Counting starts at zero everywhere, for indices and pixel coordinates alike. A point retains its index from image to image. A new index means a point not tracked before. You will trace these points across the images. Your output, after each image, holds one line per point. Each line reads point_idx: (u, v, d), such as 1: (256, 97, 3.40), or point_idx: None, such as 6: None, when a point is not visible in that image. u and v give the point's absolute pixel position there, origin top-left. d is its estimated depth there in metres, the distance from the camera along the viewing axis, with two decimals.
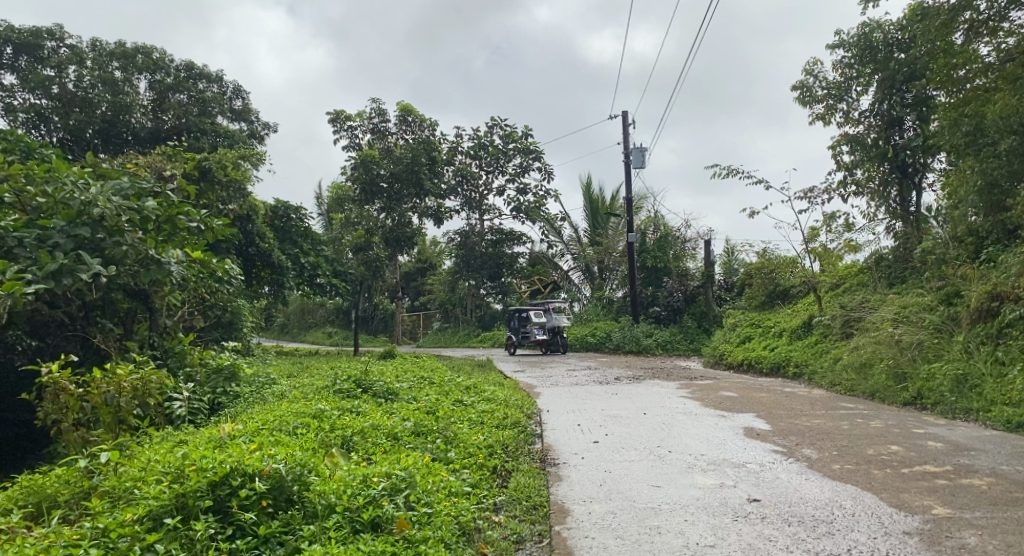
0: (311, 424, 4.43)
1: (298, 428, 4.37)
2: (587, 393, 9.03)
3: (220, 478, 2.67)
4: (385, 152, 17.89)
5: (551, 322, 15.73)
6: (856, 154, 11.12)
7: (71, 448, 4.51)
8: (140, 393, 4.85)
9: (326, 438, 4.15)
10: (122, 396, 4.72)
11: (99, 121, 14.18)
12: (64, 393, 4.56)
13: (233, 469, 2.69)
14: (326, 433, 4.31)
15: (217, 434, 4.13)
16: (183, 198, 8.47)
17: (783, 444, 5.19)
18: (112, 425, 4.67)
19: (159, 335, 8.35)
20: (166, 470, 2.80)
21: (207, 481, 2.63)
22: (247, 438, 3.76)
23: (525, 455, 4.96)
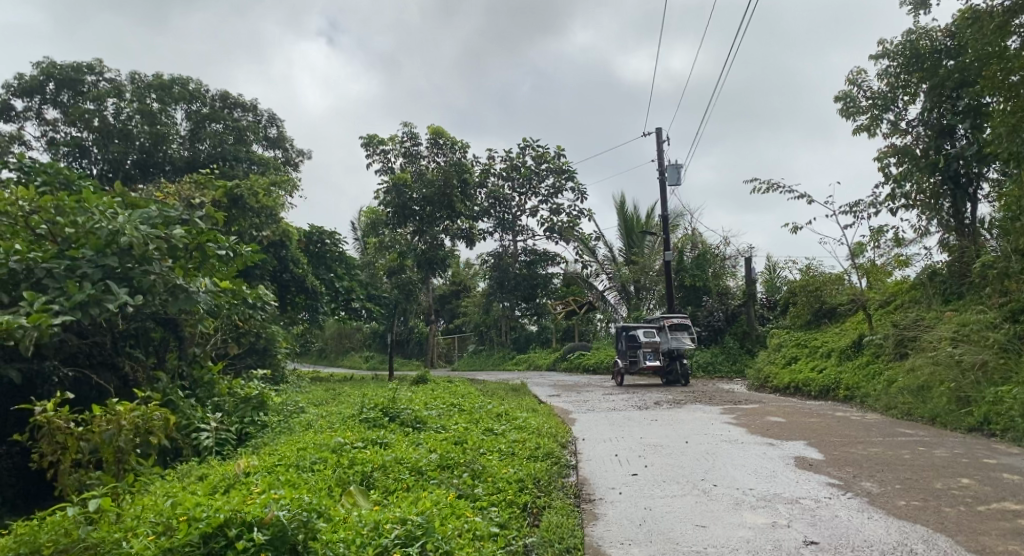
0: (330, 459, 4.21)
1: (317, 464, 4.16)
2: (625, 419, 8.65)
3: (214, 530, 2.45)
4: (418, 175, 17.72)
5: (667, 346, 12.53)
6: (905, 165, 10.63)
7: (68, 493, 4.35)
8: (142, 430, 4.71)
9: (345, 474, 3.93)
10: (122, 435, 4.53)
11: (138, 151, 14.47)
12: (60, 432, 4.42)
13: (229, 519, 2.47)
14: (344, 468, 4.09)
15: (230, 474, 3.94)
16: (212, 226, 8.47)
17: (839, 477, 4.76)
18: (114, 466, 4.51)
19: (189, 363, 8.28)
20: (158, 521, 2.59)
21: (199, 533, 2.42)
22: (257, 480, 3.55)
23: (558, 489, 4.65)
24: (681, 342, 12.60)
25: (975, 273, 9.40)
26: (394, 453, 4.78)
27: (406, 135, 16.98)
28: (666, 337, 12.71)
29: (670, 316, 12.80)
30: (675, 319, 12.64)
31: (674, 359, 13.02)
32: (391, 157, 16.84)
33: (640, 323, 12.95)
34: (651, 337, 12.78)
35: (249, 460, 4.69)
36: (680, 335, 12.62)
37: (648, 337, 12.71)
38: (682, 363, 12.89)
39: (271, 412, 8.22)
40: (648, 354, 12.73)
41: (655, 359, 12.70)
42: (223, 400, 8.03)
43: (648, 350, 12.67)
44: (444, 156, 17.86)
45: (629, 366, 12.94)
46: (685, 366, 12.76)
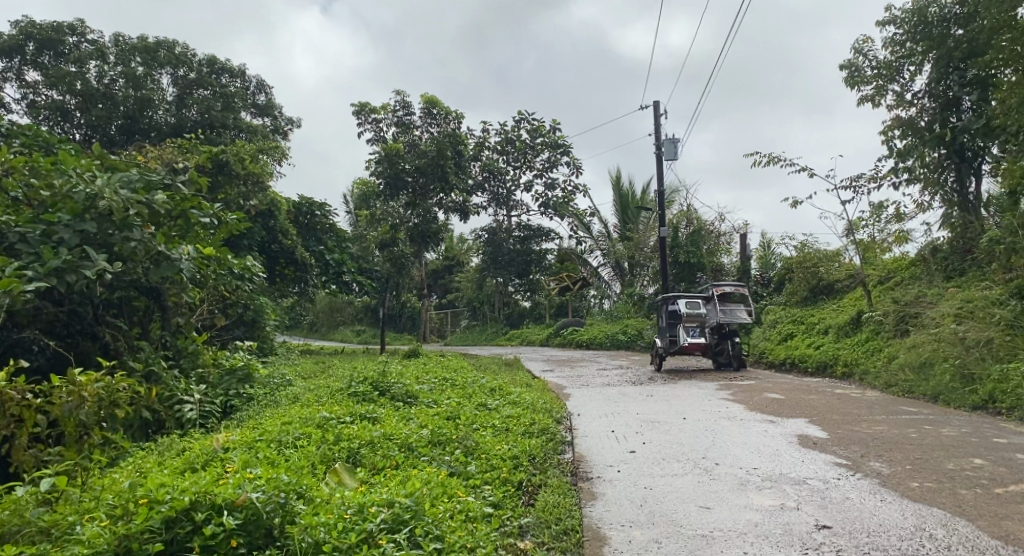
0: (313, 435, 3.97)
1: (300, 440, 3.93)
2: (620, 394, 8.47)
3: (177, 514, 2.22)
4: (410, 146, 17.22)
5: (719, 321, 10.48)
6: (908, 138, 10.41)
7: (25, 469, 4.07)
8: (106, 403, 4.52)
9: (330, 451, 3.72)
10: (83, 408, 4.30)
11: (122, 116, 14.03)
12: (15, 404, 4.04)
13: (195, 503, 2.25)
14: (329, 445, 3.86)
15: (207, 452, 3.69)
16: (195, 191, 8.15)
17: (845, 456, 4.59)
18: (74, 443, 4.30)
19: (172, 334, 8.02)
20: (116, 503, 2.36)
21: (160, 518, 2.18)
22: (234, 458, 3.31)
23: (555, 467, 4.48)
24: (735, 317, 10.53)
25: (981, 249, 9.20)
26: (382, 428, 4.58)
27: (398, 103, 16.52)
28: (716, 310, 10.59)
29: (720, 285, 10.66)
30: (728, 288, 10.48)
31: (724, 337, 10.88)
32: (383, 126, 16.43)
33: (682, 294, 10.78)
34: (696, 310, 10.69)
35: (228, 435, 4.47)
36: (733, 307, 10.57)
37: (692, 310, 10.63)
38: (735, 342, 10.74)
39: (257, 385, 7.98)
40: (693, 330, 10.70)
41: (701, 337, 10.68)
42: (207, 372, 7.78)
43: (693, 325, 10.65)
44: (438, 127, 17.37)
45: (668, 346, 10.83)
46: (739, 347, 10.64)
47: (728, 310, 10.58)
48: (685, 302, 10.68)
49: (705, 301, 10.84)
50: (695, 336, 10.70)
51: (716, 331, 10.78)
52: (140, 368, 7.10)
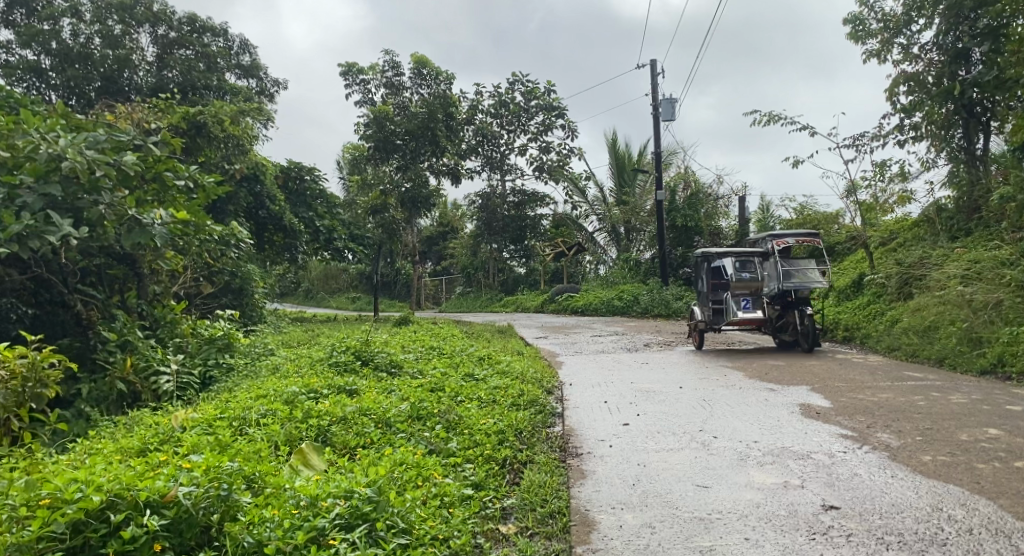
0: (279, 411, 3.68)
1: (265, 417, 3.64)
2: (614, 362, 8.23)
3: (90, 515, 1.98)
4: (399, 109, 16.54)
5: (778, 286, 8.37)
6: (915, 94, 9.93)
7: None
8: (31, 385, 4.26)
9: (296, 430, 3.45)
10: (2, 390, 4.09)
11: (100, 77, 13.48)
12: None
13: (111, 502, 2.01)
14: (295, 423, 3.58)
15: (157, 437, 3.40)
16: (168, 152, 7.74)
17: (850, 427, 4.33)
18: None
19: (148, 302, 7.68)
20: (22, 502, 2.09)
21: (65, 521, 1.93)
22: (181, 442, 3.03)
23: (542, 442, 4.23)
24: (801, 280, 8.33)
25: (991, 208, 8.86)
26: (359, 402, 4.31)
27: (386, 64, 15.91)
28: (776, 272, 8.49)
29: (783, 238, 8.52)
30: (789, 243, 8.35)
31: (792, 307, 8.59)
32: (371, 87, 15.89)
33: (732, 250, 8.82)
34: (749, 274, 8.70)
35: (188, 412, 4.17)
36: (801, 268, 8.38)
37: (742, 273, 8.65)
38: (804, 314, 8.40)
39: (238, 355, 7.69)
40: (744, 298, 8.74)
41: (755, 309, 8.64)
42: (185, 341, 7.48)
43: (743, 293, 8.67)
44: (428, 88, 16.61)
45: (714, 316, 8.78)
46: (808, 320, 8.25)
47: (793, 272, 8.39)
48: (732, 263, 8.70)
49: (763, 261, 8.78)
50: (746, 307, 8.73)
51: (777, 298, 8.63)
52: (113, 339, 6.79)
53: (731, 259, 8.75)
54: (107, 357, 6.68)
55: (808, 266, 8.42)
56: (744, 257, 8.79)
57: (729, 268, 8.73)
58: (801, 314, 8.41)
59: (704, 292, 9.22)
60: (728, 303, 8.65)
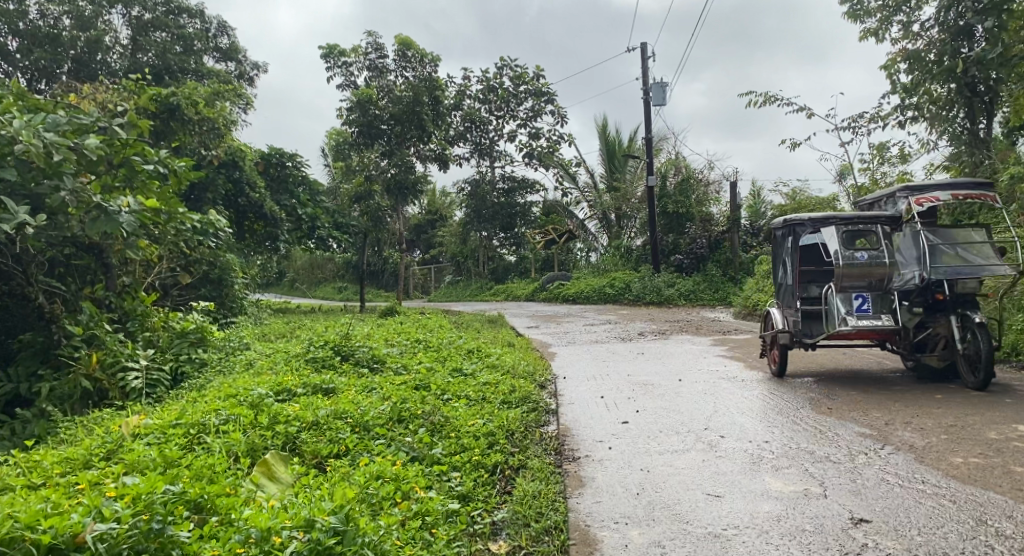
0: (242, 417, 3.31)
1: (227, 422, 3.28)
2: (609, 352, 7.90)
3: None
4: (384, 92, 15.49)
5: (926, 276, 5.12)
6: (915, 74, 9.65)
7: None
8: None
9: (260, 438, 3.09)
10: None
11: (70, 58, 12.90)
12: None
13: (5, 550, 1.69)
14: (259, 430, 3.21)
15: (100, 449, 3.02)
16: (136, 135, 7.27)
17: (867, 424, 4.01)
18: None
19: (116, 294, 7.26)
20: None
21: None
22: (118, 461, 2.66)
23: (536, 445, 3.88)
24: (963, 263, 5.08)
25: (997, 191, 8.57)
26: (335, 403, 3.97)
27: (369, 45, 15.30)
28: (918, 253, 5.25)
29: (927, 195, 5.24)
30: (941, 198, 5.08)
31: (940, 311, 5.23)
32: (354, 70, 15.37)
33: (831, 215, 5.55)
34: (868, 254, 5.31)
35: (143, 418, 3.78)
36: (960, 242, 5.15)
37: (859, 253, 5.31)
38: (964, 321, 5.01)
39: (212, 350, 7.26)
40: (857, 295, 5.35)
41: (881, 314, 5.32)
42: (155, 334, 7.04)
43: (860, 285, 5.33)
44: (412, 71, 15.66)
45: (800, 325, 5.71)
46: (973, 335, 4.86)
47: (949, 250, 5.15)
48: (837, 236, 5.39)
49: (889, 233, 5.44)
50: (863, 310, 5.34)
51: (916, 295, 5.31)
52: (77, 334, 6.36)
53: (836, 233, 5.42)
54: (71, 353, 6.26)
55: (973, 240, 5.17)
56: (857, 227, 5.45)
57: (833, 244, 5.40)
58: (962, 324, 4.98)
59: (788, 286, 5.97)
60: (830, 303, 5.41)
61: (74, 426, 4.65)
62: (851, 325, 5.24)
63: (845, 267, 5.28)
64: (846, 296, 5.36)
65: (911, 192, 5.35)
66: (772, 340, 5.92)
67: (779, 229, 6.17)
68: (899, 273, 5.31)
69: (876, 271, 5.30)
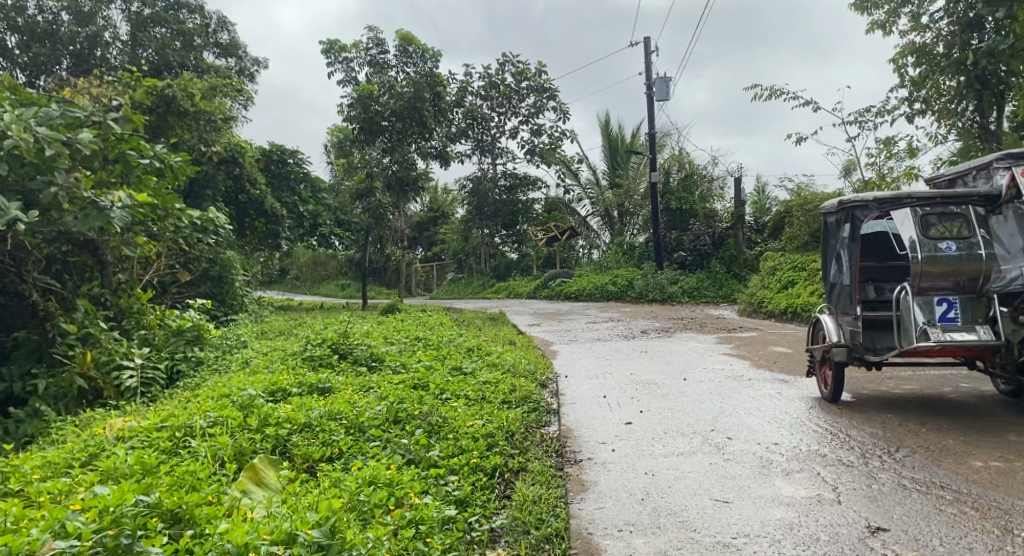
0: (230, 419, 3.18)
1: (215, 425, 3.15)
2: (612, 351, 7.77)
3: None
4: (385, 88, 15.27)
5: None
6: (921, 68, 9.50)
7: None
8: None
9: (249, 442, 2.97)
10: None
11: (69, 54, 12.78)
12: None
13: None
14: (248, 432, 3.09)
15: (81, 454, 2.90)
16: (131, 130, 7.15)
17: (880, 426, 3.89)
18: None
19: (113, 292, 7.17)
20: None
21: None
22: (97, 467, 2.54)
23: (537, 447, 3.76)
24: None
25: None
26: (330, 403, 3.85)
27: (370, 41, 15.15)
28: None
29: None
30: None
31: None
32: (354, 66, 15.22)
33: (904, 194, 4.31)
34: (952, 245, 4.12)
35: (130, 419, 3.66)
36: None
37: (942, 244, 4.11)
38: None
39: (208, 348, 7.13)
40: (940, 299, 4.12)
41: (974, 323, 4.04)
42: (151, 332, 6.91)
43: (945, 285, 4.11)
44: (414, 67, 15.47)
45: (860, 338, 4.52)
46: None
47: None
48: (913, 224, 4.20)
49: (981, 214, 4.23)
50: (948, 319, 4.08)
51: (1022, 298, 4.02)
52: (72, 332, 6.23)
53: (912, 218, 4.22)
54: (66, 352, 6.14)
55: None
56: (938, 209, 4.26)
57: (908, 232, 4.21)
58: None
59: (844, 287, 4.75)
60: (903, 310, 4.18)
61: (64, 428, 4.53)
62: (935, 340, 3.98)
63: (924, 262, 4.08)
64: (926, 300, 4.12)
65: (1013, 161, 4.10)
66: (823, 355, 4.71)
67: (833, 216, 4.96)
68: (997, 269, 4.09)
69: (963, 267, 4.12)
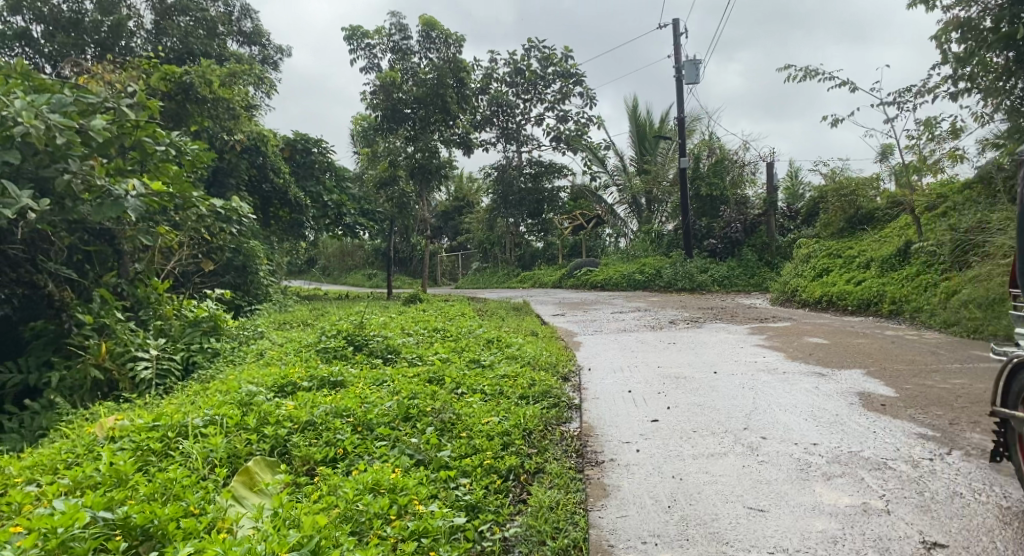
0: (226, 417, 3.01)
1: (210, 425, 2.98)
2: (638, 342, 7.48)
3: None
4: (409, 75, 14.85)
5: None
6: (968, 43, 8.87)
7: None
8: None
9: (242, 446, 2.79)
10: None
11: (93, 43, 12.72)
12: None
13: None
14: (245, 433, 2.92)
15: (68, 457, 2.76)
16: (145, 116, 7.00)
17: (928, 425, 3.56)
18: None
19: (130, 282, 7.10)
20: None
21: None
22: (78, 478, 2.39)
23: (557, 447, 3.53)
24: None
25: None
26: (338, 398, 3.67)
27: (392, 26, 14.78)
28: None
29: None
30: None
31: None
32: (377, 53, 14.97)
33: None
34: None
35: (131, 416, 3.53)
36: None
37: None
38: None
39: (225, 339, 7.01)
40: None
41: None
42: (167, 323, 6.80)
43: None
44: (437, 52, 14.99)
45: None
46: None
47: None
48: None
49: None
50: None
51: None
52: (88, 322, 6.16)
53: None
54: (81, 342, 6.07)
55: None
56: None
57: None
58: None
59: None
60: None
61: (73, 422, 4.43)
62: None
63: None
64: None
65: None
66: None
67: None
68: None
69: None
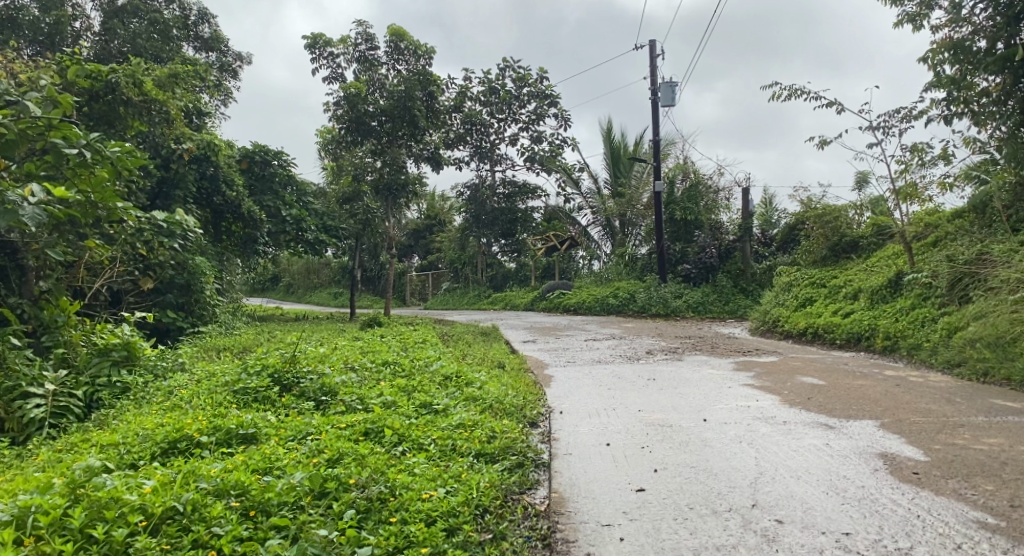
0: (48, 513, 2.28)
1: (22, 524, 2.23)
2: (614, 377, 6.68)
3: None
4: (374, 87, 14.05)
5: None
6: (957, 65, 7.41)
7: None
8: None
9: None
10: None
11: (30, 42, 11.74)
12: None
13: None
14: (65, 541, 2.17)
15: None
16: (56, 113, 6.04)
17: (985, 504, 2.87)
18: None
19: (33, 303, 6.12)
20: None
21: None
22: None
23: (518, 532, 2.75)
24: None
25: None
26: (232, 467, 2.85)
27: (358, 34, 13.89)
28: None
29: None
30: None
31: None
32: (341, 62, 14.13)
33: None
34: None
35: None
36: None
37: None
38: None
39: (138, 372, 6.01)
40: None
41: None
42: (71, 352, 5.81)
43: None
44: (406, 65, 14.14)
45: None
46: None
47: None
48: None
49: None
50: None
51: None
52: None
53: None
54: None
55: None
56: None
57: None
58: None
59: None
60: None
61: None
62: None
63: None
64: None
65: None
66: None
67: None
68: None
69: None
